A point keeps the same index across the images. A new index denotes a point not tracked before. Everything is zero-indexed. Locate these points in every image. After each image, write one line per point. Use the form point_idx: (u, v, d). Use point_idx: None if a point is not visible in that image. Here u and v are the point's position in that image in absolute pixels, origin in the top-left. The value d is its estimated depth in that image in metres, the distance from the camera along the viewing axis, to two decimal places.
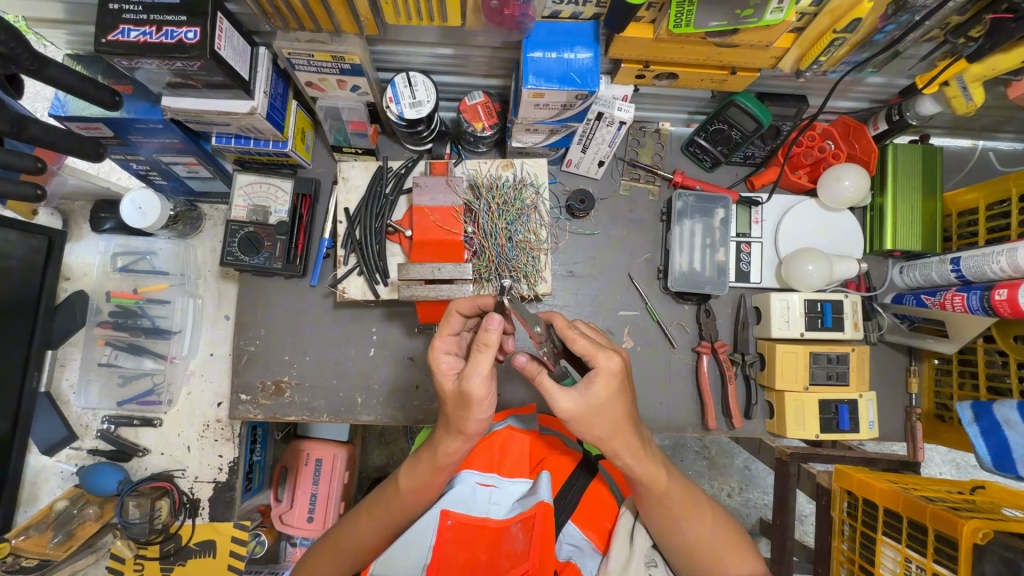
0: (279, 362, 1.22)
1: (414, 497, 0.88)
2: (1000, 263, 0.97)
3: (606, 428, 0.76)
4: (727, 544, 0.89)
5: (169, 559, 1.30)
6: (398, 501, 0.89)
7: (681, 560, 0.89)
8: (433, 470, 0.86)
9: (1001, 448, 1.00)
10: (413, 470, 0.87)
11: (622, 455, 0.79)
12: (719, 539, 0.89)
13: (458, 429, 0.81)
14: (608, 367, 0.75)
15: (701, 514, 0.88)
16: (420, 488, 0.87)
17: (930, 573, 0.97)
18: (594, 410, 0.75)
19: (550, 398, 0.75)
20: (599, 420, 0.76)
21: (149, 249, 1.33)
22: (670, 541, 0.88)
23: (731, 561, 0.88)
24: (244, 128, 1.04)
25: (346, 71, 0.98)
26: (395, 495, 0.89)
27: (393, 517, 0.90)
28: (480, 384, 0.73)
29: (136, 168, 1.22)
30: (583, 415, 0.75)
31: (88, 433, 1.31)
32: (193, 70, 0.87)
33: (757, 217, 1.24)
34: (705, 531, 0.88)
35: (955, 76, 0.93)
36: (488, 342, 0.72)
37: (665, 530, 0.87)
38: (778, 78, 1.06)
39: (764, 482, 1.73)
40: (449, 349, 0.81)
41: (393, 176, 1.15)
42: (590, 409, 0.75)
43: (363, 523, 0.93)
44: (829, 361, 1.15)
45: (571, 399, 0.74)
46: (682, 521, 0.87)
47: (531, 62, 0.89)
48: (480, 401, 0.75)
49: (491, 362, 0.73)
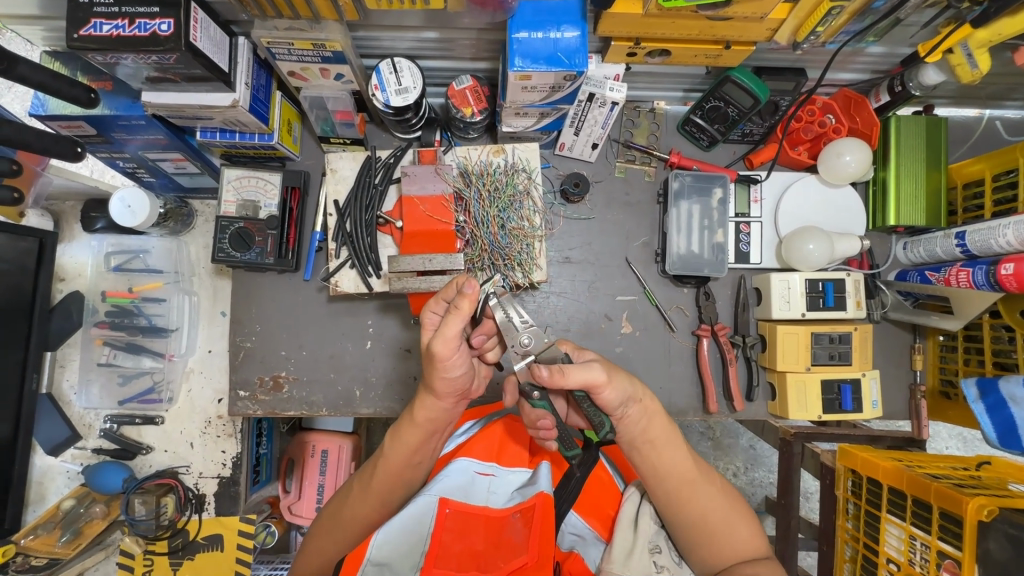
0: (277, 357, 1.21)
1: (403, 464, 0.90)
2: (1006, 236, 0.94)
3: (621, 401, 0.79)
4: (737, 517, 0.89)
5: (177, 554, 1.31)
6: (385, 471, 0.90)
7: (692, 540, 0.87)
8: (414, 431, 0.88)
9: (1007, 423, 0.98)
10: (398, 436, 0.89)
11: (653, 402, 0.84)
12: (728, 515, 0.88)
13: (431, 388, 0.84)
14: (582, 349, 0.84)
15: (713, 494, 0.88)
16: (406, 455, 0.89)
17: (934, 550, 0.97)
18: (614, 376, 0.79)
19: (580, 378, 0.75)
20: (614, 398, 0.78)
21: (142, 247, 1.32)
22: (682, 520, 0.87)
23: (743, 539, 0.88)
24: (228, 121, 1.02)
25: (329, 59, 0.95)
26: (382, 462, 0.90)
27: (389, 491, 0.90)
28: (446, 347, 0.77)
29: (123, 166, 1.20)
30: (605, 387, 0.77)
31: (91, 432, 1.31)
32: (170, 64, 0.85)
33: (756, 195, 1.21)
34: (717, 513, 0.87)
35: (959, 43, 0.90)
36: (462, 306, 0.76)
37: (681, 502, 0.85)
38: (775, 50, 1.02)
39: (768, 461, 1.72)
40: (437, 310, 0.85)
41: (382, 166, 1.13)
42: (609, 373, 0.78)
43: (356, 500, 0.93)
44: (831, 341, 1.13)
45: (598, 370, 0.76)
46: (698, 505, 0.86)
47: (517, 43, 0.86)
48: (448, 362, 0.80)
49: (459, 328, 0.77)
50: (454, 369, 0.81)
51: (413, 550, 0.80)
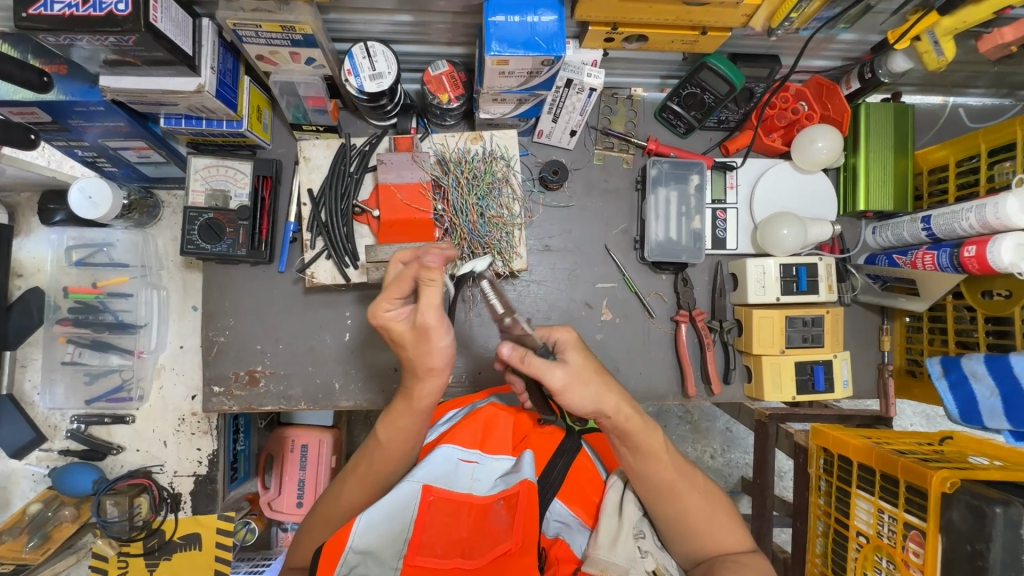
0: (252, 352, 1.19)
1: (398, 447, 0.89)
2: (970, 220, 0.98)
3: (592, 395, 0.78)
4: (723, 515, 0.90)
5: (153, 555, 1.28)
6: (380, 452, 0.89)
7: (679, 536, 0.89)
8: (408, 415, 0.86)
9: (968, 400, 1.02)
10: (393, 421, 0.88)
11: (620, 411, 0.81)
12: (713, 514, 0.89)
13: (424, 368, 0.81)
14: (564, 338, 0.81)
15: (698, 486, 0.89)
16: (397, 442, 0.89)
17: (902, 522, 1.01)
18: (584, 376, 0.78)
19: (541, 376, 0.76)
20: (592, 377, 0.79)
21: (106, 240, 1.26)
22: (666, 513, 0.88)
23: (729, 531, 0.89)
24: (193, 108, 0.98)
25: (299, 43, 0.92)
26: (377, 448, 0.89)
27: (382, 474, 0.89)
28: (433, 314, 0.75)
29: (82, 154, 1.14)
30: (570, 386, 0.77)
31: (57, 433, 1.27)
32: (130, 46, 0.81)
33: (732, 181, 1.22)
34: (703, 506, 0.88)
35: (927, 30, 0.92)
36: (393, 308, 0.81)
37: (665, 494, 0.86)
38: (750, 37, 1.03)
39: (744, 442, 1.77)
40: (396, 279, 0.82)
41: (357, 154, 1.11)
42: (578, 373, 0.78)
43: (349, 489, 0.91)
44: (805, 324, 1.16)
45: (562, 372, 0.77)
46: (682, 498, 0.87)
47: (494, 27, 0.84)
48: (438, 334, 0.76)
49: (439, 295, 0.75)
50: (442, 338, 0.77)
51: (396, 538, 0.77)
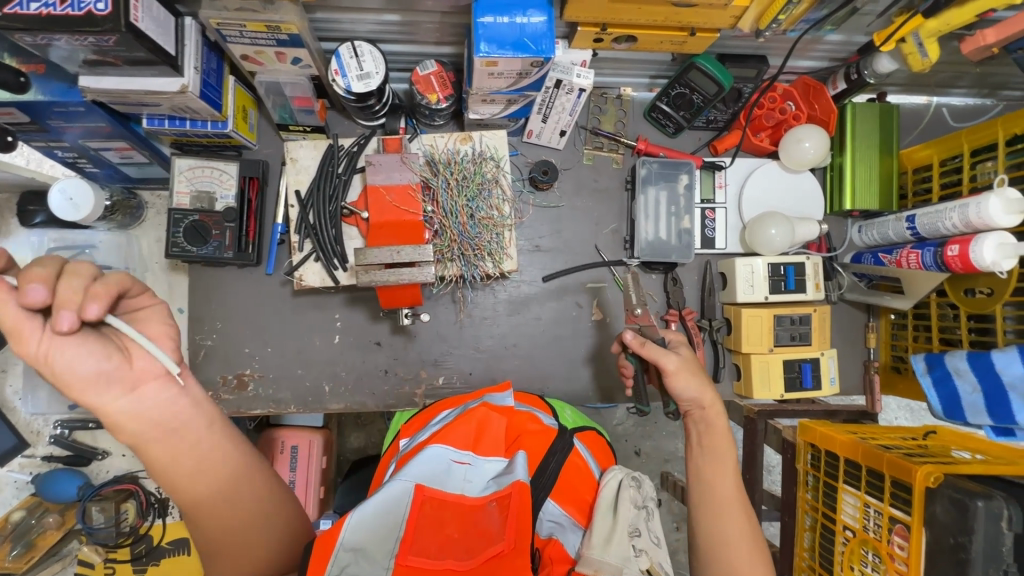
0: (240, 355, 1.17)
1: (207, 449, 0.65)
2: (953, 219, 0.99)
3: (693, 389, 0.93)
4: (762, 553, 0.84)
5: (141, 561, 1.27)
6: (186, 470, 0.64)
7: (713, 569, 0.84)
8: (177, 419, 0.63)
9: (952, 397, 1.04)
10: (170, 440, 0.62)
11: (709, 410, 0.95)
12: (755, 547, 0.85)
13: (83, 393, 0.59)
14: (675, 338, 1.00)
15: (744, 512, 0.87)
16: (205, 461, 0.65)
17: (887, 516, 1.03)
18: (691, 369, 0.95)
19: (657, 359, 0.92)
20: (694, 373, 0.94)
21: (88, 243, 1.25)
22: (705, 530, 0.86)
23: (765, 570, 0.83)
24: (177, 108, 0.96)
25: (284, 42, 0.90)
26: (176, 470, 0.63)
27: (222, 473, 0.67)
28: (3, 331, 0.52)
29: (62, 155, 1.12)
30: (678, 371, 0.93)
31: (39, 439, 1.25)
32: (110, 46, 0.79)
33: (721, 181, 1.23)
34: (744, 535, 0.85)
35: (911, 32, 0.93)
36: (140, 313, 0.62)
37: (716, 506, 0.87)
38: (738, 38, 1.03)
39: (733, 437, 1.79)
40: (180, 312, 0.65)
41: (345, 155, 1.10)
42: (686, 364, 0.94)
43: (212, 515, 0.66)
44: (792, 323, 1.17)
45: (674, 358, 0.93)
46: (727, 516, 0.86)
47: (482, 28, 0.83)
48: (62, 352, 0.54)
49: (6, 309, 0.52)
50: (83, 362, 0.54)
51: (387, 536, 0.76)
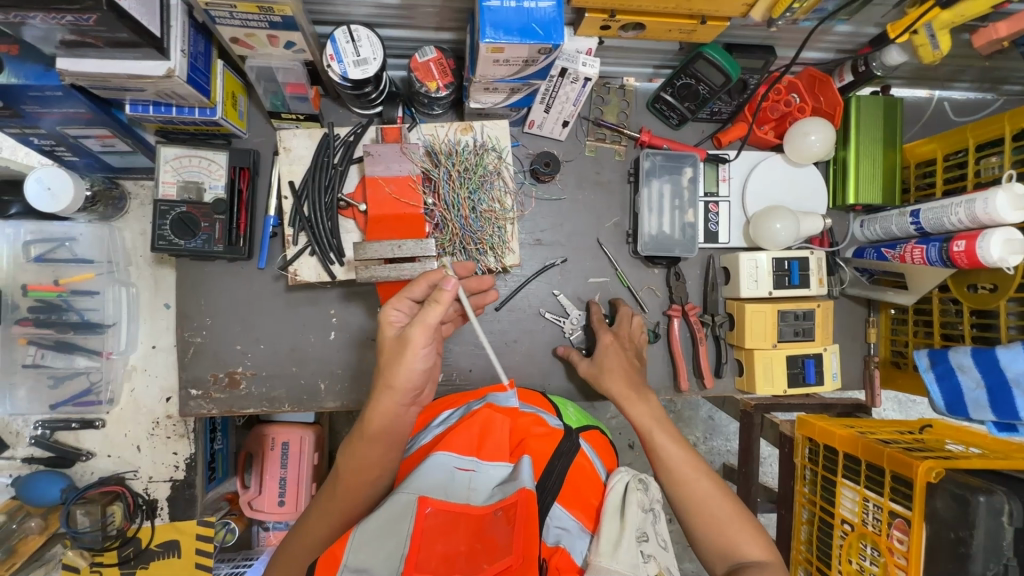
0: (230, 353, 1.13)
1: (365, 478, 0.85)
2: (958, 214, 0.99)
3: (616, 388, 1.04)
4: (732, 510, 0.88)
5: (129, 563, 1.24)
6: (350, 478, 0.86)
7: (693, 526, 0.89)
8: (373, 446, 0.84)
9: (954, 392, 1.04)
10: (357, 449, 0.85)
11: (636, 407, 1.00)
12: (722, 503, 0.89)
13: (387, 380, 0.83)
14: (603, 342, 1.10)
15: (702, 474, 0.91)
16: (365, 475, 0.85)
17: (886, 511, 1.03)
18: (605, 373, 1.06)
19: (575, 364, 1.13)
20: (613, 381, 1.05)
21: (67, 235, 1.17)
22: (679, 501, 0.91)
23: (741, 527, 0.87)
24: (162, 93, 0.91)
25: (277, 25, 0.85)
26: (344, 473, 0.86)
27: (350, 501, 0.87)
28: (422, 330, 0.82)
29: (38, 143, 1.06)
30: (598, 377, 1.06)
31: (20, 440, 1.20)
32: (90, 25, 0.73)
33: (724, 174, 1.21)
34: (704, 492, 0.89)
35: (924, 24, 0.91)
36: (441, 299, 0.82)
37: (676, 481, 0.92)
38: (748, 27, 1.01)
39: (727, 430, 1.79)
40: (400, 308, 0.87)
41: (341, 144, 1.05)
42: (601, 369, 1.07)
43: (316, 522, 0.87)
44: (796, 318, 1.16)
45: (585, 364, 1.11)
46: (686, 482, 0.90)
47: (488, 12, 0.80)
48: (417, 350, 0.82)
49: (435, 317, 0.82)
50: (423, 361, 0.83)
51: (390, 554, 0.71)
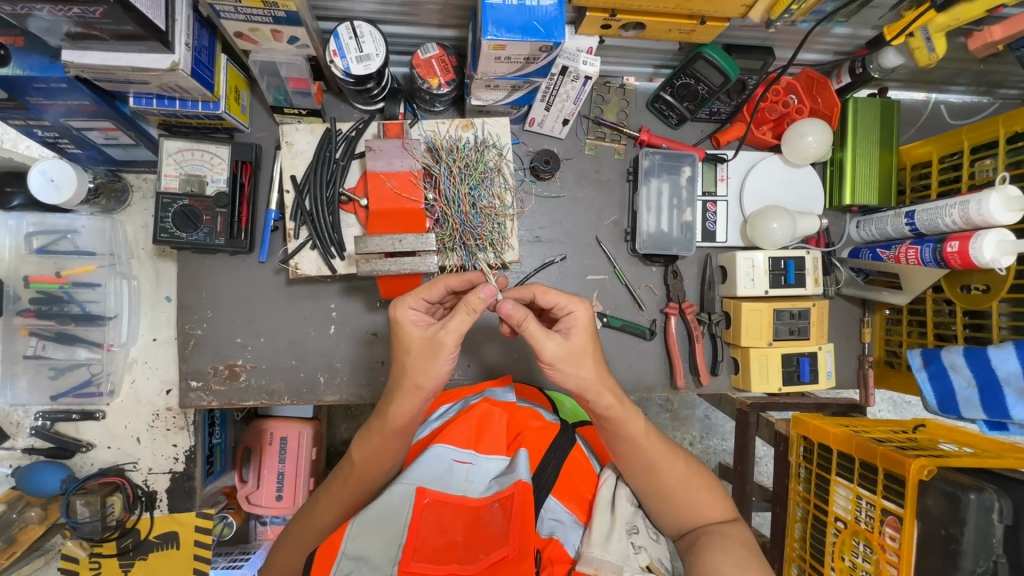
0: (231, 346, 1.14)
1: (372, 469, 0.89)
2: (953, 216, 1.00)
3: (591, 371, 0.81)
4: (699, 484, 0.92)
5: (127, 555, 1.26)
6: (355, 471, 0.89)
7: (656, 503, 0.91)
8: (382, 442, 0.87)
9: (947, 391, 1.05)
10: (367, 441, 0.88)
11: (603, 397, 0.83)
12: (688, 479, 0.91)
13: (409, 381, 0.82)
14: (579, 314, 0.82)
15: (673, 456, 0.90)
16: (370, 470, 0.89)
17: (879, 509, 1.04)
18: (578, 355, 0.80)
19: (534, 342, 0.79)
20: (586, 360, 0.81)
21: (70, 227, 1.18)
22: (647, 486, 0.89)
23: (705, 501, 0.91)
24: (166, 87, 0.92)
25: (281, 20, 0.86)
26: (352, 466, 0.89)
27: (354, 492, 0.90)
28: (456, 339, 0.79)
29: (42, 135, 1.07)
30: (559, 359, 0.80)
31: (21, 431, 1.21)
32: (96, 18, 0.74)
33: (722, 174, 1.22)
34: (675, 474, 0.90)
35: (921, 27, 0.93)
36: (474, 307, 0.78)
37: (649, 469, 0.88)
38: (746, 28, 1.02)
39: (723, 429, 1.80)
40: (417, 306, 0.83)
41: (343, 139, 1.06)
42: (574, 353, 0.80)
43: (323, 508, 0.92)
44: (792, 317, 1.18)
45: (555, 344, 0.79)
46: (659, 468, 0.89)
47: (491, 10, 0.81)
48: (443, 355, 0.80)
49: (468, 326, 0.79)
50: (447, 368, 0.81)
51: (388, 542, 0.77)
